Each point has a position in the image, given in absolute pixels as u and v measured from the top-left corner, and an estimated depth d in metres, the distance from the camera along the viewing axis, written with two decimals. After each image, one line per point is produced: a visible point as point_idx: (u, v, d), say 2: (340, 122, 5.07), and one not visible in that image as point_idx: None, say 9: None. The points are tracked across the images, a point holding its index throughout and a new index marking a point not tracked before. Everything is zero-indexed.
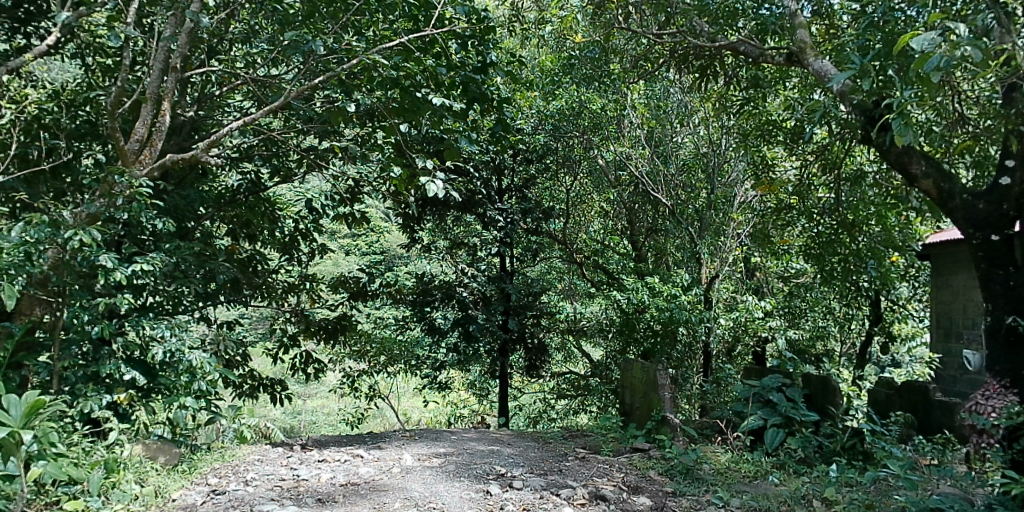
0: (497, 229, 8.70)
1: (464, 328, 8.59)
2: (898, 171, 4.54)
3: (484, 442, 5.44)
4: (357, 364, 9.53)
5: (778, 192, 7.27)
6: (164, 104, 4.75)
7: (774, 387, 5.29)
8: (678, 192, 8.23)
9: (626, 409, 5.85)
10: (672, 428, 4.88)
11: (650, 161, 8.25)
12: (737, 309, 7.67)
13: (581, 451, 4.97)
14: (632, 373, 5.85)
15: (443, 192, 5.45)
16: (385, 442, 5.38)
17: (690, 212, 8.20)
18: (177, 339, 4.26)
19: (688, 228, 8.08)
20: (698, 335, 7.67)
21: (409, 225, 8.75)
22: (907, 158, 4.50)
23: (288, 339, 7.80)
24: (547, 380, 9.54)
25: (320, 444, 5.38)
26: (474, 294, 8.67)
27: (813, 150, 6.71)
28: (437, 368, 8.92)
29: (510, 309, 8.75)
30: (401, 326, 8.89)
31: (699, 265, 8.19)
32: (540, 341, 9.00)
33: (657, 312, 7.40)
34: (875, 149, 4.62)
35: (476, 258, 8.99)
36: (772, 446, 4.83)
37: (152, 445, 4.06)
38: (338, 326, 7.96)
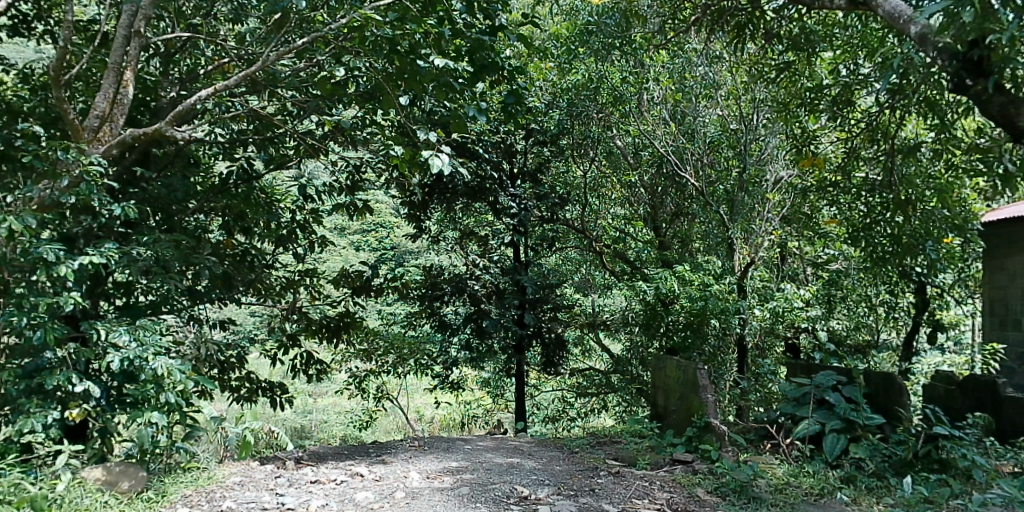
0: (510, 217, 7.99)
1: (476, 324, 7.95)
2: (1000, 124, 3.97)
3: (502, 452, 4.84)
4: (364, 364, 8.97)
5: (820, 168, 6.60)
6: (126, 72, 4.30)
7: (829, 385, 4.70)
8: (707, 172, 7.55)
9: (661, 412, 5.22)
10: (718, 436, 4.24)
11: (675, 139, 7.59)
12: (774, 299, 7.00)
13: (612, 463, 4.36)
14: (667, 373, 5.21)
15: (449, 169, 4.82)
16: (391, 455, 4.79)
17: (720, 193, 7.51)
18: (139, 345, 3.68)
19: (718, 211, 7.42)
20: (731, 327, 7.05)
21: (415, 215, 7.93)
22: (1012, 109, 3.94)
23: (287, 339, 7.23)
24: (566, 377, 8.94)
25: (319, 458, 4.80)
26: (486, 286, 8.03)
27: (860, 120, 6.05)
28: (449, 367, 8.33)
29: (525, 302, 8.11)
30: (409, 323, 8.30)
31: (730, 251, 7.54)
32: (558, 335, 8.32)
33: (688, 302, 6.78)
34: (968, 97, 4.06)
35: (488, 249, 8.24)
36: (833, 456, 4.22)
37: (115, 468, 3.52)
38: (339, 325, 7.35)
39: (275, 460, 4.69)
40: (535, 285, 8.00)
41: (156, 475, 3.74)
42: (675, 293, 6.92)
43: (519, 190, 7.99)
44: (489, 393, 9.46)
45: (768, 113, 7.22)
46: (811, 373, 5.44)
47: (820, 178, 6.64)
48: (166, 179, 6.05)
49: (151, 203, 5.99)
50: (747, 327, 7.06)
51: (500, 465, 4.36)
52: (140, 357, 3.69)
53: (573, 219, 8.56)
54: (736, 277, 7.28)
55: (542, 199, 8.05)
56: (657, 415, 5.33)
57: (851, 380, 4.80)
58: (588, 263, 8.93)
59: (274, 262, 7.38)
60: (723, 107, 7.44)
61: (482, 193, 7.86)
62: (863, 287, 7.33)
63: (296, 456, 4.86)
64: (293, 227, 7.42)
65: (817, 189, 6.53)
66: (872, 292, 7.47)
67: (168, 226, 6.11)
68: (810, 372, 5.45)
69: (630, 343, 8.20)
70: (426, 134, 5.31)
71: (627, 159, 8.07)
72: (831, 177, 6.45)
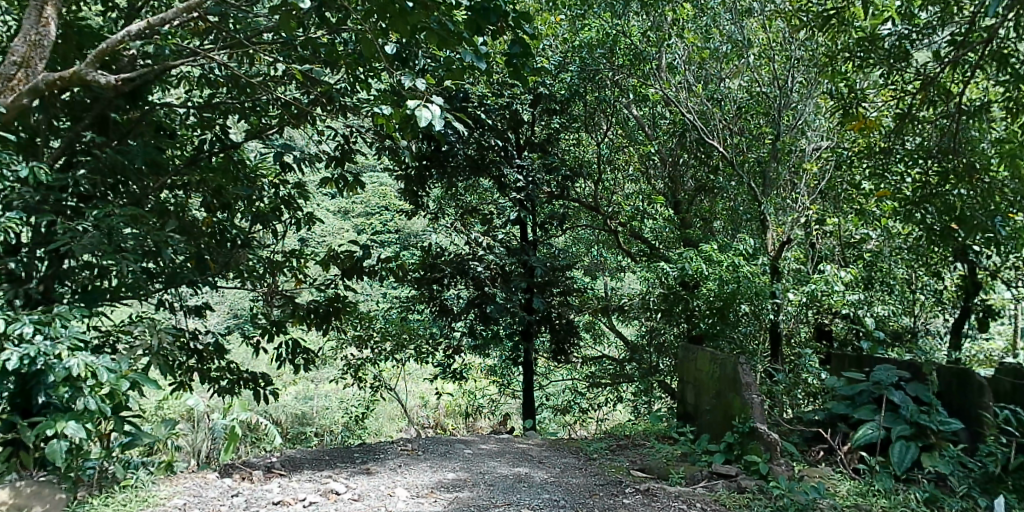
0: (517, 192, 7.23)
1: (479, 310, 7.20)
2: None
3: (507, 460, 4.16)
4: (360, 351, 8.33)
5: (870, 131, 5.82)
6: (48, 9, 3.90)
7: (892, 382, 4.04)
8: (736, 140, 6.82)
9: (692, 413, 4.52)
10: (766, 446, 3.54)
11: (701, 104, 6.83)
12: (810, 281, 6.26)
13: (639, 475, 3.67)
14: (699, 369, 4.51)
15: (442, 126, 4.10)
16: (379, 463, 4.10)
17: (751, 163, 6.78)
18: (46, 344, 3.16)
19: (749, 184, 6.69)
20: (763, 312, 6.34)
21: (412, 189, 7.12)
22: None
23: (271, 326, 6.55)
24: (578, 365, 8.26)
25: (295, 467, 4.11)
26: (490, 269, 7.27)
27: (917, 77, 5.29)
28: (451, 355, 7.65)
29: (533, 286, 7.37)
30: (407, 308, 7.61)
31: (763, 228, 6.80)
32: (569, 321, 7.60)
33: (716, 284, 6.08)
34: None
35: (492, 228, 7.52)
36: (902, 469, 3.57)
37: (25, 490, 3.10)
38: (329, 311, 6.65)
39: (243, 470, 4.01)
40: (545, 267, 7.26)
41: (83, 499, 3.23)
42: (701, 275, 6.21)
43: (527, 161, 7.24)
44: (494, 382, 8.81)
45: (806, 74, 6.43)
46: (864, 367, 4.75)
47: (867, 142, 5.87)
48: (127, 146, 5.33)
49: (111, 175, 5.28)
50: (781, 313, 6.35)
51: (505, 478, 3.68)
52: (46, 355, 3.18)
53: (585, 195, 7.83)
54: (769, 258, 6.55)
55: (552, 172, 7.30)
56: (687, 417, 4.64)
57: (919, 375, 4.11)
58: (600, 243, 8.24)
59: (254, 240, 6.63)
60: (753, 68, 6.66)
61: (485, 169, 7.03)
62: (908, 269, 6.59)
63: (268, 464, 4.18)
64: (277, 202, 6.70)
65: (863, 156, 5.78)
66: (918, 274, 6.72)
67: (132, 201, 5.40)
68: (863, 366, 4.76)
69: (648, 329, 7.49)
70: (413, 84, 4.55)
71: (643, 129, 7.33)
72: (881, 142, 5.69)
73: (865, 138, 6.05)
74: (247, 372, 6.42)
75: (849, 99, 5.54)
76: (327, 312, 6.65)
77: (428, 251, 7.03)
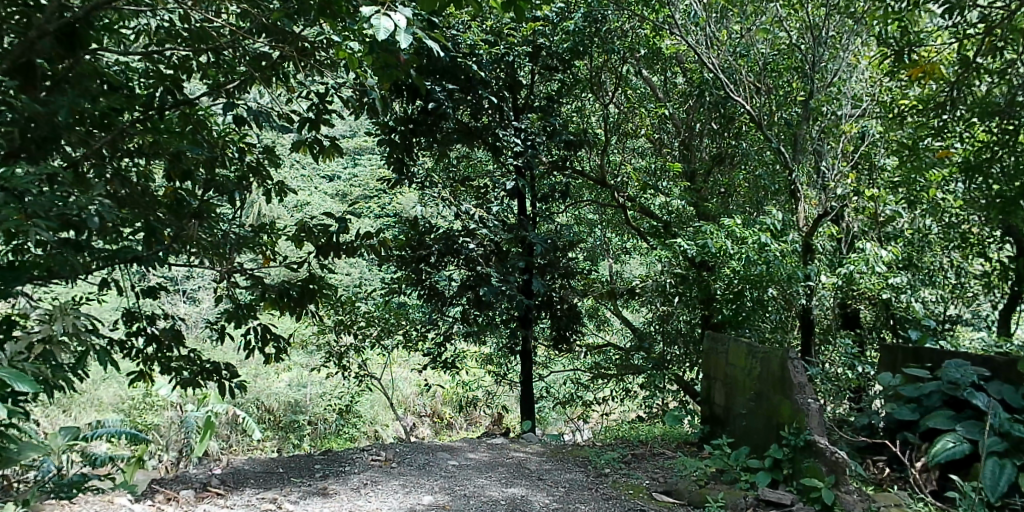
0: (514, 157, 6.31)
1: (472, 293, 6.30)
2: None
3: (498, 476, 3.40)
4: (341, 339, 7.59)
5: (926, 84, 4.97)
6: None
7: (971, 382, 3.35)
8: (764, 100, 6.00)
9: (723, 417, 3.78)
10: (828, 467, 2.80)
11: (725, 57, 6.01)
12: (848, 262, 5.47)
13: (664, 501, 2.98)
14: (731, 362, 3.74)
15: (410, 42, 3.18)
16: (340, 480, 3.33)
17: (780, 125, 5.98)
18: None
19: (778, 148, 5.86)
20: (795, 296, 5.56)
21: (396, 158, 6.23)
22: None
23: (236, 308, 5.74)
24: (581, 354, 7.52)
25: (236, 485, 3.33)
26: (484, 246, 6.30)
27: (986, 18, 4.42)
28: (442, 342, 6.86)
29: (533, 268, 6.56)
30: (392, 291, 6.80)
31: (794, 198, 6.00)
32: (572, 306, 6.80)
33: (742, 262, 5.34)
34: None
35: (486, 200, 6.66)
36: (999, 495, 2.83)
37: None
38: (302, 294, 5.77)
39: (171, 489, 3.25)
40: (545, 245, 6.38)
41: None
42: (726, 254, 5.41)
43: (525, 123, 6.32)
44: (490, 372, 8.08)
45: (840, 24, 5.65)
46: (924, 362, 4.03)
47: (922, 98, 5.03)
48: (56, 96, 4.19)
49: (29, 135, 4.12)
50: (815, 297, 5.59)
51: (496, 504, 2.92)
52: None
53: (590, 168, 7.01)
54: (801, 234, 5.72)
55: (554, 136, 6.39)
56: (717, 419, 3.89)
57: (1004, 376, 3.42)
58: (606, 224, 7.53)
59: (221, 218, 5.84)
60: (782, 20, 5.88)
61: (480, 136, 6.16)
62: (957, 248, 5.77)
63: (204, 479, 3.40)
64: (243, 170, 5.85)
65: (917, 112, 4.94)
66: (967, 256, 5.91)
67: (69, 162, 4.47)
68: (922, 360, 4.05)
69: (660, 315, 6.70)
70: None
71: (655, 92, 6.66)
72: (939, 94, 4.88)
73: (916, 92, 5.24)
74: (205, 363, 5.56)
75: (903, 44, 4.69)
76: (300, 295, 5.77)
77: (413, 226, 6.10)
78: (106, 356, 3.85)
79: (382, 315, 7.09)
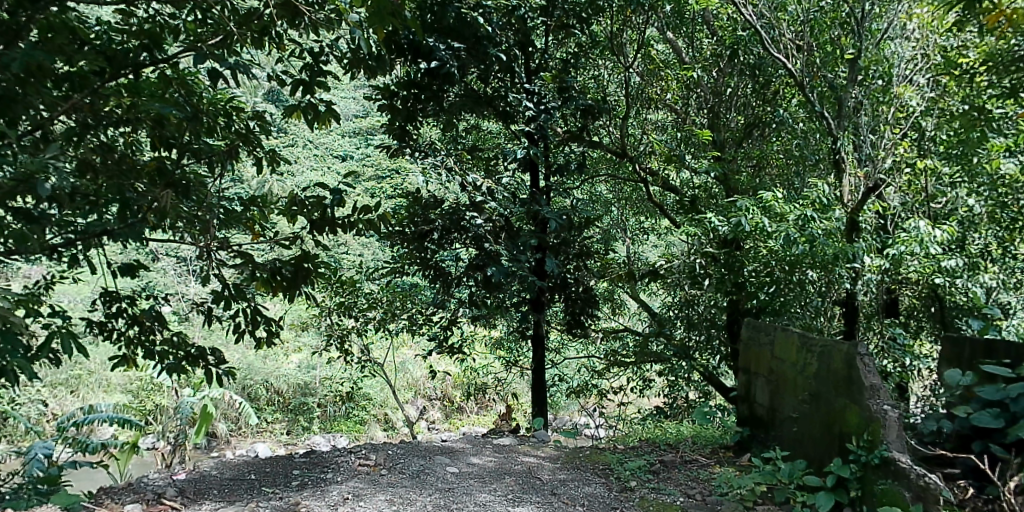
0: (526, 123, 5.75)
1: (481, 274, 5.70)
2: None
3: (504, 490, 2.91)
4: (342, 322, 7.12)
5: (998, 35, 4.32)
6: None
7: None
8: (805, 61, 5.43)
9: (765, 419, 3.36)
10: (913, 494, 2.41)
11: (761, 13, 5.45)
12: (897, 243, 4.87)
13: None
14: (771, 356, 3.34)
15: None
16: (317, 493, 2.85)
17: (825, 89, 5.40)
18: None
19: (820, 112, 5.29)
20: (839, 281, 5.03)
21: (402, 129, 5.71)
22: None
23: (223, 289, 4.98)
24: (597, 340, 7.01)
25: (195, 499, 2.89)
26: (493, 221, 5.71)
27: None
28: (448, 327, 6.35)
29: (545, 247, 6.02)
30: (394, 272, 6.31)
31: (837, 171, 5.41)
32: (588, 288, 6.28)
33: (781, 242, 4.78)
34: None
35: (495, 173, 6.08)
36: None
37: None
38: (295, 273, 4.87)
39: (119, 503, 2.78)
40: (560, 221, 5.83)
41: None
42: (764, 231, 4.88)
43: (537, 85, 5.74)
44: (500, 358, 7.61)
45: None
46: (998, 357, 3.49)
47: (994, 52, 4.40)
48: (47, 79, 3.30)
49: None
50: (860, 282, 5.03)
51: None
52: None
53: (609, 139, 6.44)
54: (845, 209, 5.14)
55: (569, 100, 5.79)
56: (753, 419, 3.48)
57: None
58: (622, 202, 7.00)
59: (214, 188, 5.25)
60: None
61: (490, 103, 5.60)
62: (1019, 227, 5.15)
63: (161, 491, 2.94)
64: (230, 136, 5.32)
65: (989, 70, 4.29)
66: None
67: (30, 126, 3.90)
68: (997, 356, 3.49)
69: (681, 299, 6.17)
70: None
71: (683, 55, 6.13)
72: (1014, 48, 4.23)
73: (988, 48, 4.63)
74: (188, 350, 4.91)
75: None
76: (294, 276, 4.88)
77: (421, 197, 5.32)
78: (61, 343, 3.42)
79: (384, 298, 6.62)
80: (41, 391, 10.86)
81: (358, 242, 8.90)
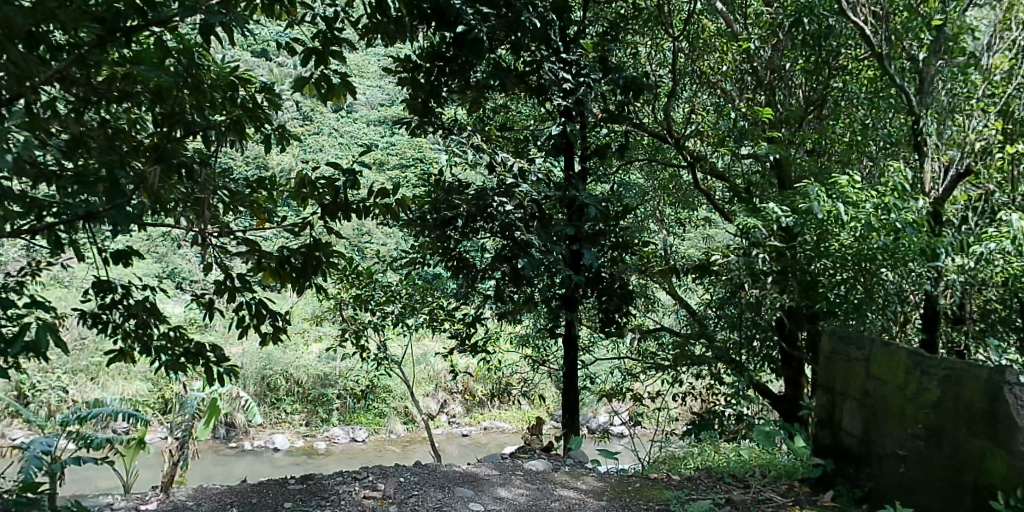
0: (563, 99, 5.17)
1: (509, 266, 5.06)
2: None
3: None
4: (358, 316, 6.63)
5: None
6: None
7: None
8: (880, 28, 4.84)
9: (853, 447, 3.08)
10: None
11: None
12: (990, 238, 4.19)
13: None
14: (862, 376, 3.05)
15: None
16: None
17: (903, 60, 4.80)
18: None
19: (900, 86, 4.70)
20: (918, 281, 4.42)
21: (428, 104, 5.17)
22: None
23: (226, 278, 4.21)
24: (632, 340, 6.44)
25: None
26: (524, 208, 5.08)
27: None
28: (471, 324, 5.80)
29: (579, 237, 5.47)
30: (413, 263, 5.80)
31: (917, 154, 4.82)
32: (627, 285, 5.66)
33: (858, 232, 4.25)
34: None
35: (525, 154, 5.52)
36: None
37: None
38: (306, 262, 3.91)
39: None
40: (599, 208, 5.24)
41: None
42: (840, 220, 4.34)
43: (575, 55, 5.16)
44: (526, 356, 7.08)
45: None
46: None
47: None
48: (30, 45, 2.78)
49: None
50: (943, 283, 4.38)
51: None
52: None
53: (652, 120, 5.86)
54: (928, 199, 4.54)
55: (611, 72, 5.22)
56: (833, 450, 3.19)
57: None
58: (659, 191, 6.43)
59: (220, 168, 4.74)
60: None
61: (523, 76, 5.03)
62: None
63: None
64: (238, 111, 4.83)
65: None
66: None
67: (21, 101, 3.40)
68: None
69: (721, 297, 5.58)
70: None
71: (736, 26, 5.55)
72: None
73: None
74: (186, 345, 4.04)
75: None
76: (304, 266, 3.92)
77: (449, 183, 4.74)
78: (42, 340, 3.06)
79: (404, 290, 6.11)
80: (60, 377, 10.57)
81: (379, 230, 8.45)
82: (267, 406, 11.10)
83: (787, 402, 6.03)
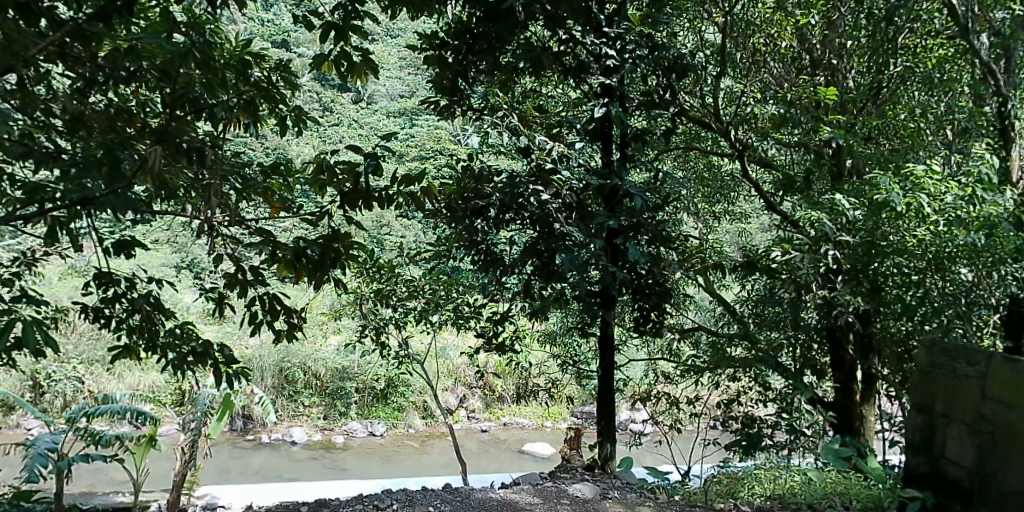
0: (605, 79, 4.72)
1: (541, 259, 4.63)
2: None
3: None
4: (377, 310, 6.23)
5: None
6: None
7: None
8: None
9: (971, 482, 2.97)
10: None
11: None
12: None
13: None
14: (976, 399, 2.97)
15: None
16: None
17: (987, 35, 4.31)
18: None
19: (987, 64, 4.20)
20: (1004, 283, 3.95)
21: (455, 84, 4.77)
22: None
23: (237, 270, 3.81)
24: (671, 340, 5.99)
25: None
26: (562, 198, 4.65)
27: None
28: (499, 321, 5.39)
29: (619, 230, 5.03)
30: (438, 256, 5.41)
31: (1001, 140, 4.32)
32: (669, 282, 5.21)
33: (942, 227, 3.79)
34: None
35: (561, 139, 5.08)
36: None
37: None
38: (324, 255, 3.49)
39: None
40: (643, 199, 4.79)
41: None
42: (921, 214, 3.90)
43: (619, 32, 4.71)
44: (554, 355, 6.66)
45: None
46: None
47: None
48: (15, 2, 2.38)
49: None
50: None
51: None
52: None
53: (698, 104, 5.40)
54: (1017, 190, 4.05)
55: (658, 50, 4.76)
56: (947, 485, 3.08)
57: None
58: (703, 180, 5.95)
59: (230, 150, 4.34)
60: None
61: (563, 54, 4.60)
62: None
63: None
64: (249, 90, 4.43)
65: None
66: None
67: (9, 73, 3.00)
68: None
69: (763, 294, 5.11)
70: None
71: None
72: None
73: None
74: (192, 346, 3.56)
75: None
76: (321, 259, 3.50)
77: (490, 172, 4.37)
78: (38, 349, 2.68)
79: (427, 283, 5.69)
80: (75, 368, 10.24)
81: (399, 221, 8.04)
82: (283, 400, 10.78)
83: (840, 410, 5.60)
